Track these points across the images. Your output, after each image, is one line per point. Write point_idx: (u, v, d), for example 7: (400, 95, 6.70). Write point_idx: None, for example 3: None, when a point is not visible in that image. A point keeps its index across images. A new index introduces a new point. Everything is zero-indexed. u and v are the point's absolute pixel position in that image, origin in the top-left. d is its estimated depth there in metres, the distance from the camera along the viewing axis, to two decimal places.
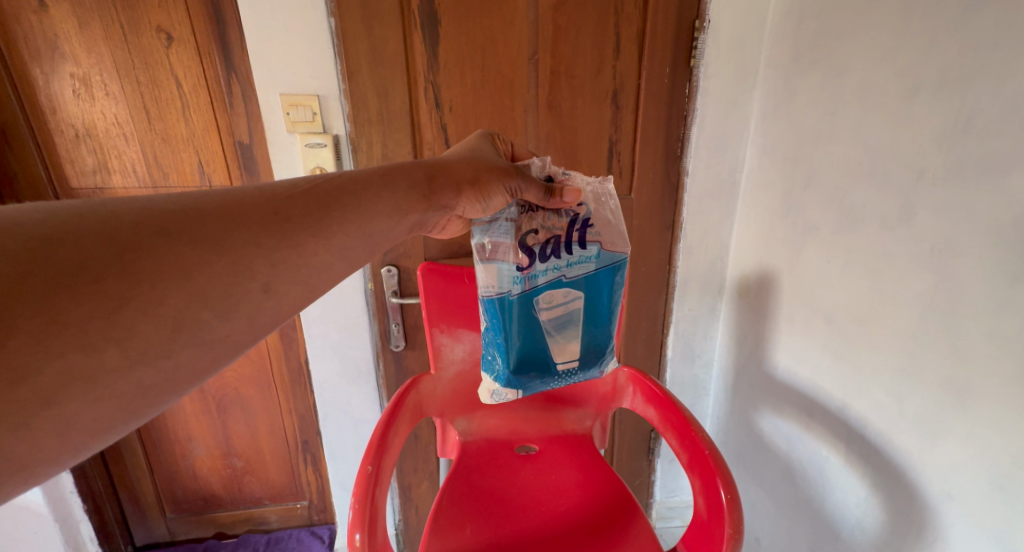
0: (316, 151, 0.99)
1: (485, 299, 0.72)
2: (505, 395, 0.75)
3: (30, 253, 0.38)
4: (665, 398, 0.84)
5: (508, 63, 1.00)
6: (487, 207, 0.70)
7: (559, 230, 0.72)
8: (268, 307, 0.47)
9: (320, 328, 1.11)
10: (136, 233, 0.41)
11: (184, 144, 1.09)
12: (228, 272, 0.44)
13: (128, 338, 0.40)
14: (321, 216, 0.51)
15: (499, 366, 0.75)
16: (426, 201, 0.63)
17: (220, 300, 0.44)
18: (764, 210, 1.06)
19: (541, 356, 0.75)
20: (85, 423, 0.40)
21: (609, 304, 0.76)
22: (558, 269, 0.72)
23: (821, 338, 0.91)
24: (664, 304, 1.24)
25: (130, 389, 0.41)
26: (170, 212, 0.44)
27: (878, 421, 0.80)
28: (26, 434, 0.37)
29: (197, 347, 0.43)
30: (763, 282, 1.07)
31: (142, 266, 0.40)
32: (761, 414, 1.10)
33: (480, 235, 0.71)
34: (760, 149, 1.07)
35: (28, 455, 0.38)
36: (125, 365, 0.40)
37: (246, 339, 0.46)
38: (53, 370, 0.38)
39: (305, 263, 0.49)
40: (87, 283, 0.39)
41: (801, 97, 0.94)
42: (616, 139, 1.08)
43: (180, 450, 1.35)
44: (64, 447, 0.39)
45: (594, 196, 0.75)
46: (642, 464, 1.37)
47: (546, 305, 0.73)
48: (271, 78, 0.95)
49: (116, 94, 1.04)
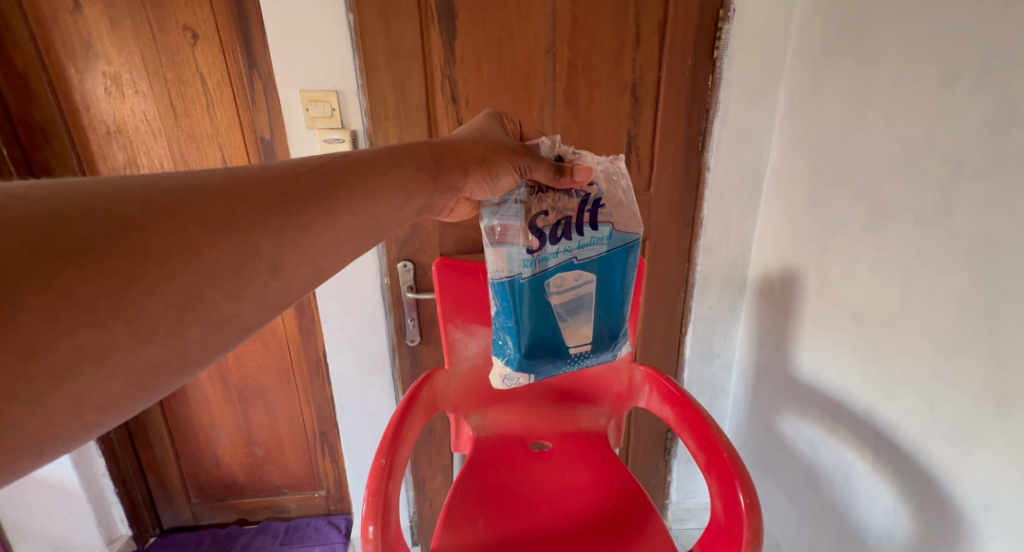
0: (334, 146, 1.00)
1: (495, 281, 0.72)
2: (516, 378, 0.77)
3: (36, 232, 0.39)
4: (682, 398, 0.82)
5: (525, 56, 0.99)
6: (496, 188, 0.70)
7: (570, 212, 0.74)
8: (277, 288, 0.49)
9: (337, 321, 1.13)
10: (142, 214, 0.43)
11: (208, 140, 1.12)
12: (233, 252, 0.45)
13: (137, 316, 0.42)
14: (325, 196, 0.52)
15: (510, 351, 0.76)
16: (433, 181, 0.64)
17: (228, 280, 0.46)
18: (789, 206, 1.03)
19: (553, 338, 0.77)
20: (99, 399, 0.42)
21: (620, 288, 0.79)
22: (570, 251, 0.74)
23: (849, 340, 0.88)
24: (682, 302, 1.21)
25: (141, 366, 0.42)
26: (174, 192, 0.45)
27: (909, 426, 0.76)
28: (43, 407, 0.39)
29: (206, 326, 0.45)
30: (787, 281, 1.04)
31: (149, 245, 0.42)
32: (783, 416, 1.07)
33: (490, 217, 0.72)
34: (785, 143, 1.04)
35: (45, 428, 0.40)
36: (136, 342, 0.42)
37: (254, 320, 0.48)
38: (64, 346, 0.39)
39: (312, 244, 0.50)
40: (96, 261, 0.40)
41: (829, 89, 0.91)
42: (635, 133, 1.07)
43: (205, 438, 1.39)
44: (77, 425, 0.41)
45: (605, 175, 0.76)
46: (658, 464, 1.35)
47: (557, 289, 0.75)
48: (289, 74, 0.96)
49: (144, 92, 1.07)
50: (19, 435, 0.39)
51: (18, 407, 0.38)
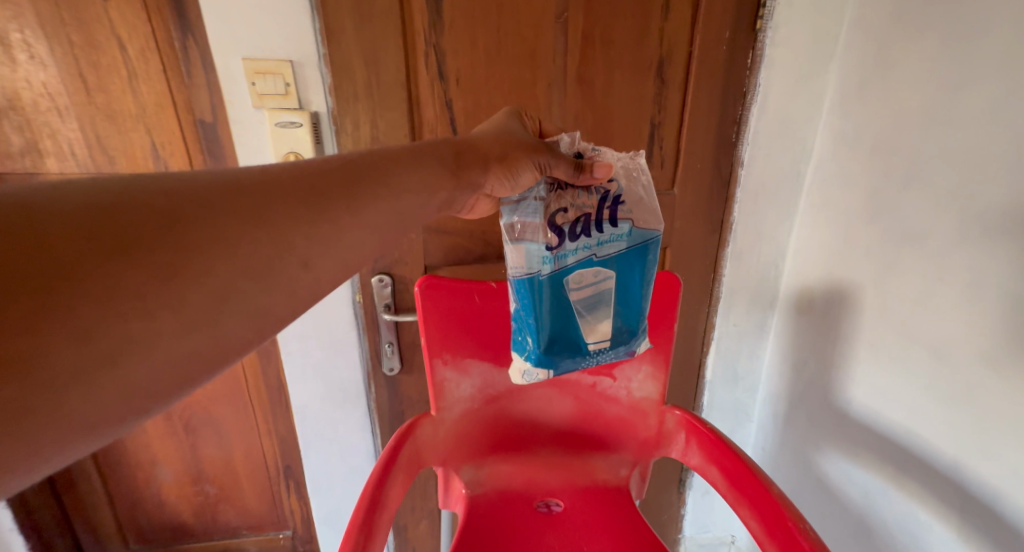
0: (289, 131, 0.79)
1: (514, 278, 0.59)
2: (537, 374, 0.62)
3: (89, 216, 0.35)
4: (733, 458, 0.65)
5: (530, 22, 0.80)
6: (517, 185, 0.59)
7: (590, 209, 0.61)
8: (306, 284, 0.44)
9: (300, 345, 0.93)
10: (184, 206, 0.38)
11: (133, 122, 0.90)
12: (267, 245, 0.41)
13: (182, 305, 0.37)
14: (354, 191, 0.47)
15: (528, 346, 0.62)
16: (455, 177, 0.56)
17: (263, 273, 0.41)
18: (838, 210, 0.87)
19: (571, 339, 0.63)
20: (143, 387, 0.36)
21: (640, 287, 0.64)
22: (589, 248, 0.61)
23: (927, 380, 0.71)
24: (705, 318, 1.05)
25: (179, 356, 0.37)
26: (215, 185, 0.40)
27: (1018, 493, 0.61)
28: (89, 393, 0.34)
29: (245, 317, 0.40)
30: (833, 298, 0.88)
31: (191, 235, 0.38)
32: (826, 455, 0.91)
33: (509, 215, 0.59)
34: (835, 135, 0.87)
35: (93, 413, 0.35)
36: (178, 330, 0.37)
37: (286, 314, 0.43)
38: (115, 332, 0.34)
39: (341, 239, 0.45)
40: (139, 247, 0.35)
41: (902, 70, 0.74)
42: (660, 121, 0.89)
43: (144, 476, 1.18)
44: (124, 412, 0.36)
45: (624, 172, 0.63)
46: (671, 497, 1.20)
47: (576, 286, 0.61)
48: (231, 39, 0.75)
49: (43, 59, 0.84)
50: (66, 419, 0.34)
51: (70, 387, 0.33)
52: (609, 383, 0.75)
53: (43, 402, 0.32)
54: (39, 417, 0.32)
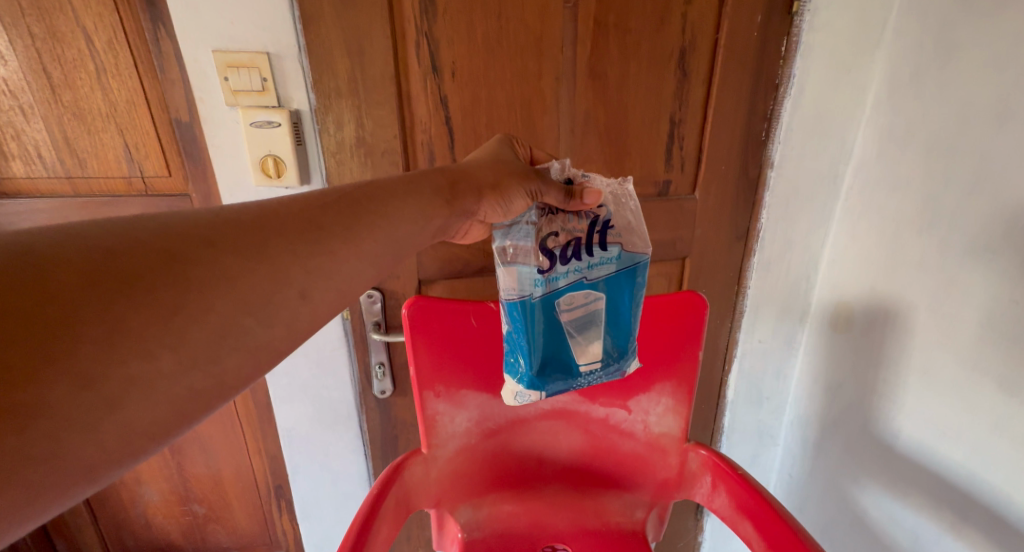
0: (267, 132, 0.71)
1: (504, 301, 0.52)
2: (530, 397, 0.54)
3: (85, 259, 0.31)
4: (766, 508, 0.55)
5: (536, 8, 0.71)
6: (510, 211, 0.52)
7: (580, 233, 0.53)
8: (305, 315, 0.39)
9: (285, 365, 0.85)
10: (183, 243, 0.34)
11: (103, 122, 0.83)
12: (268, 279, 0.36)
13: (183, 343, 0.33)
14: (352, 223, 0.42)
15: (520, 370, 0.53)
16: (449, 206, 0.49)
17: (261, 308, 0.36)
18: (884, 217, 0.77)
19: (563, 361, 0.54)
20: (143, 428, 0.32)
21: (632, 311, 0.56)
22: (579, 271, 0.53)
23: (1000, 418, 0.62)
24: (728, 334, 0.96)
25: (179, 398, 0.33)
26: (213, 222, 0.36)
27: None
28: (88, 441, 0.30)
29: (245, 352, 0.36)
30: (876, 317, 0.78)
31: (191, 275, 0.33)
32: (868, 490, 0.82)
33: (500, 239, 0.53)
34: (880, 134, 0.77)
35: (93, 458, 0.31)
36: (179, 370, 0.33)
37: (286, 347, 0.38)
38: (116, 375, 0.31)
39: (339, 271, 0.40)
40: (138, 289, 0.32)
41: (966, 60, 0.64)
42: (681, 117, 0.79)
43: (130, 495, 1.12)
44: (123, 455, 0.32)
45: (612, 197, 0.55)
46: (688, 523, 1.11)
47: (567, 308, 0.54)
48: (199, 27, 0.67)
49: (3, 53, 0.77)
50: (62, 467, 0.30)
51: (67, 439, 0.30)
52: (622, 416, 0.67)
53: (38, 455, 0.29)
54: (31, 471, 0.29)
